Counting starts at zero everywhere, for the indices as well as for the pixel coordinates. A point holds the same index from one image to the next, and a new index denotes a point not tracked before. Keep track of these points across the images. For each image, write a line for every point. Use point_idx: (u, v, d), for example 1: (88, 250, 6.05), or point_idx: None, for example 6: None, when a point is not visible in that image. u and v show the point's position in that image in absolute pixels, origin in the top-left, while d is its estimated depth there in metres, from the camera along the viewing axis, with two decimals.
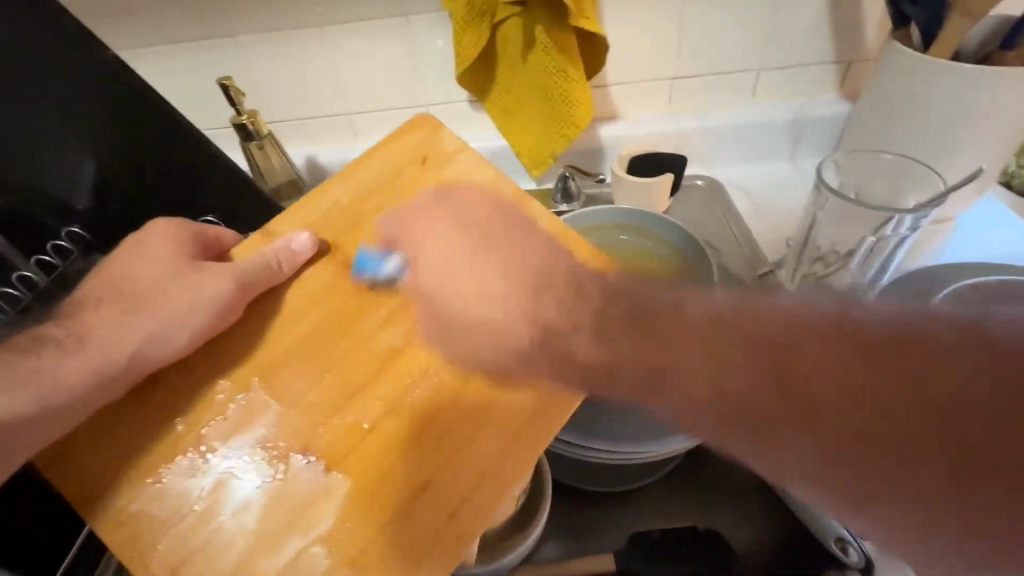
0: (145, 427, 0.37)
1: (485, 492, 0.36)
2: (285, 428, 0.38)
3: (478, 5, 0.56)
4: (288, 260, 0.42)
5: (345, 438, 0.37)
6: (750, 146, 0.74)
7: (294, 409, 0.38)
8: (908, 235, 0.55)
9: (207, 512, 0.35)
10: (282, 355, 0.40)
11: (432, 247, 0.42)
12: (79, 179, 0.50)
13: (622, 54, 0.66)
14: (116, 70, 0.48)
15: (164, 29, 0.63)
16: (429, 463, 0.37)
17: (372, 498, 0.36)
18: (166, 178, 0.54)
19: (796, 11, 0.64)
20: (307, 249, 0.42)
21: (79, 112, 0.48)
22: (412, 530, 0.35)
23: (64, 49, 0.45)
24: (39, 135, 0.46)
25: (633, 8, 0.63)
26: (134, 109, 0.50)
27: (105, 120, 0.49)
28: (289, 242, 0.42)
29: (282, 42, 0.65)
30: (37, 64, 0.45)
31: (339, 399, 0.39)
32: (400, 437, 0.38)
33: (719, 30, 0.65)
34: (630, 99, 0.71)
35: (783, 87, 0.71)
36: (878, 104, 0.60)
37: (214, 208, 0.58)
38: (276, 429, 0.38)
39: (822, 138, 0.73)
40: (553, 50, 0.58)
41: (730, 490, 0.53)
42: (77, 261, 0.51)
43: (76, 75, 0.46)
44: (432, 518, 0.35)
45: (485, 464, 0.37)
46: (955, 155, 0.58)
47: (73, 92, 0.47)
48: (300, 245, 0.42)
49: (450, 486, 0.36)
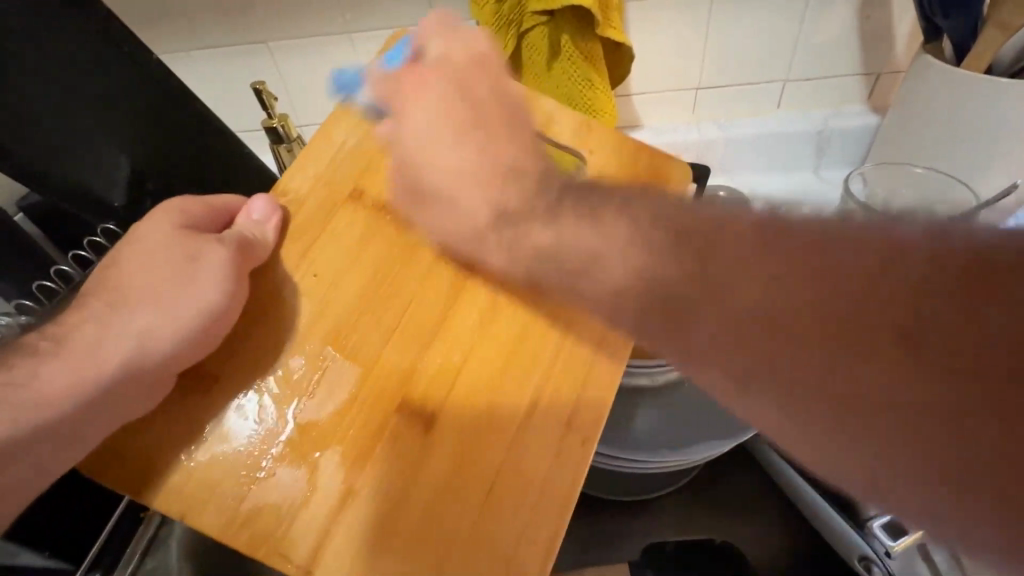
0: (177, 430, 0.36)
1: (529, 497, 0.36)
2: (299, 419, 0.36)
3: (506, 14, 0.57)
4: (258, 233, 0.39)
5: (360, 428, 0.36)
6: (774, 157, 0.73)
7: (309, 401, 0.37)
8: (939, 248, 0.54)
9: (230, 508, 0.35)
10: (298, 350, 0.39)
11: (440, 147, 0.37)
12: (114, 176, 0.52)
13: (647, 64, 0.67)
14: (120, 63, 0.49)
15: (200, 35, 0.66)
16: (487, 459, 0.36)
17: (425, 505, 0.35)
18: (187, 168, 0.56)
19: (823, 24, 0.64)
20: (268, 213, 0.40)
21: (80, 111, 0.48)
22: (475, 531, 0.35)
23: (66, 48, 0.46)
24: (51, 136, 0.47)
25: (659, 17, 0.63)
26: (142, 102, 0.51)
27: (115, 116, 0.50)
28: (250, 212, 0.40)
29: (313, 48, 0.67)
30: (35, 64, 0.45)
31: (351, 392, 0.37)
32: (455, 441, 0.37)
33: (743, 41, 0.65)
34: (653, 108, 0.71)
35: (807, 99, 0.71)
36: (900, 117, 0.60)
37: (244, 189, 0.61)
38: (293, 421, 0.36)
39: (847, 150, 0.73)
40: (579, 59, 0.58)
41: (747, 503, 0.52)
42: (107, 257, 0.52)
43: (75, 74, 0.47)
44: (468, 520, 0.35)
45: (537, 481, 0.36)
46: (985, 168, 0.57)
47: (72, 91, 0.47)
48: (265, 215, 0.40)
49: (496, 497, 0.36)
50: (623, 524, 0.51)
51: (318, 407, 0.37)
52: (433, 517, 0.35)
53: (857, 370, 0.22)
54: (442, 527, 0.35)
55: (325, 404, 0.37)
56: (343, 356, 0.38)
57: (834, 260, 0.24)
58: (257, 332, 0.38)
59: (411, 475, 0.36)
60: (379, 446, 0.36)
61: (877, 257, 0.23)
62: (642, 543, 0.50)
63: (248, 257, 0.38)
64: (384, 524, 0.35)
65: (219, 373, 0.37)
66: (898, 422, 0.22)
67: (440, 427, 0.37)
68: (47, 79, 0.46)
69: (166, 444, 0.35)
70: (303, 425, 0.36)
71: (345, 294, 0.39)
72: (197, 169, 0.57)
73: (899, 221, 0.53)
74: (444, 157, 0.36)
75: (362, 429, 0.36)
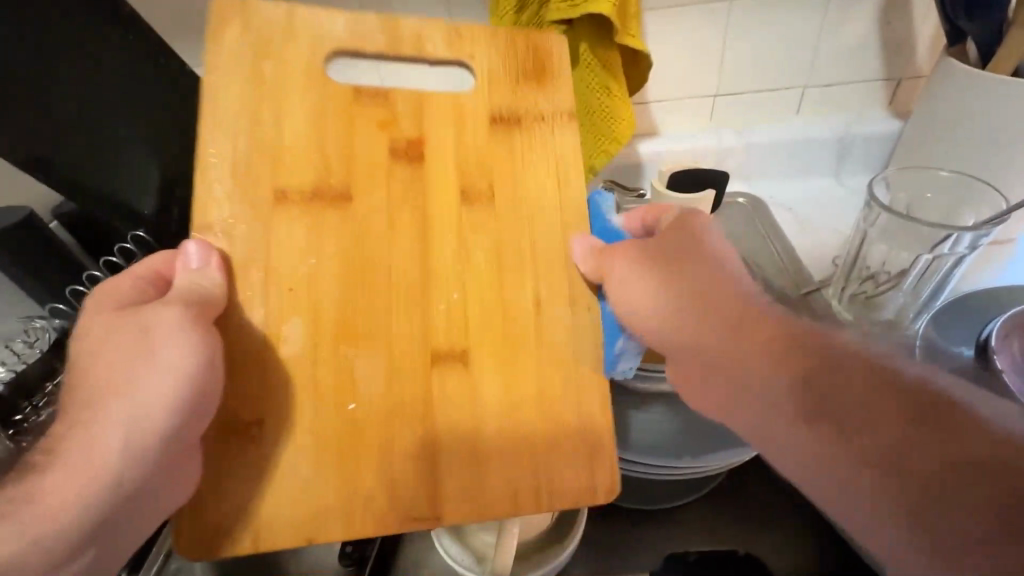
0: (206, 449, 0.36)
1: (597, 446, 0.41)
2: (338, 405, 0.38)
3: (525, 25, 0.59)
4: (204, 282, 0.36)
5: (394, 415, 0.38)
6: (794, 163, 0.73)
7: (332, 377, 0.38)
8: (966, 254, 0.53)
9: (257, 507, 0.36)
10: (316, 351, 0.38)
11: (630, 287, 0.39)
12: (144, 181, 0.54)
13: (664, 72, 0.67)
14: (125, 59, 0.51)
15: None
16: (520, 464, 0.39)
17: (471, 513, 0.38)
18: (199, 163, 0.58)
19: (843, 29, 0.64)
20: (205, 262, 0.36)
21: (97, 113, 0.50)
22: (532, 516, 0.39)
23: (75, 46, 0.48)
24: (76, 139, 0.49)
25: (675, 25, 0.63)
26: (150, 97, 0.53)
27: (129, 115, 0.51)
28: (187, 262, 0.36)
29: None
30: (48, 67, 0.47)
31: (373, 373, 0.38)
32: (493, 452, 0.39)
33: (762, 47, 0.65)
34: (670, 115, 0.71)
35: (827, 105, 0.70)
36: (926, 119, 0.59)
37: None
38: (320, 394, 0.38)
39: (869, 156, 0.72)
40: (598, 67, 0.59)
41: (771, 511, 0.51)
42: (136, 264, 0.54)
43: (86, 74, 0.49)
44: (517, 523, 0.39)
45: (580, 474, 0.39)
46: (1014, 171, 0.55)
47: (86, 92, 0.49)
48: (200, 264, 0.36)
49: (535, 438, 0.39)
50: (641, 532, 0.50)
51: (343, 412, 0.38)
52: (456, 483, 0.38)
53: (850, 455, 0.28)
54: (492, 481, 0.38)
55: (351, 377, 0.38)
56: (359, 337, 0.38)
57: (880, 361, 0.30)
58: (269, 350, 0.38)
59: (443, 454, 0.38)
60: (420, 406, 0.38)
61: (909, 384, 0.29)
62: (660, 550, 0.49)
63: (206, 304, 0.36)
64: (424, 487, 0.38)
65: (255, 411, 0.37)
66: (881, 491, 0.26)
67: (451, 388, 0.39)
68: (76, 90, 0.48)
69: (200, 464, 0.36)
70: (338, 412, 0.38)
71: (364, 283, 0.39)
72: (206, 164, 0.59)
73: (926, 225, 0.52)
74: (628, 289, 0.39)
75: (389, 418, 0.38)
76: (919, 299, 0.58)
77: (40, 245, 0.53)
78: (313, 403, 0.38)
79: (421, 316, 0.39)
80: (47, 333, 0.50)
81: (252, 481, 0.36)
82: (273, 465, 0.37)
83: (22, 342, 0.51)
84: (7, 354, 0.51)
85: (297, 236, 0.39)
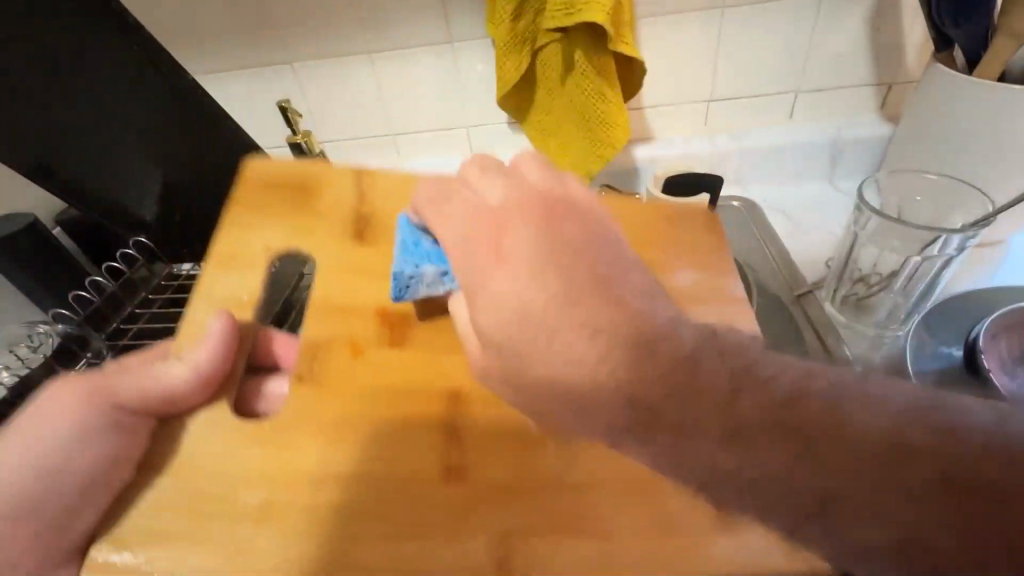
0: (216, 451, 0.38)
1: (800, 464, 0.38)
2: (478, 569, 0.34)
3: (521, 32, 0.60)
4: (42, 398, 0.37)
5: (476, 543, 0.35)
6: (789, 166, 0.74)
7: (443, 551, 0.35)
8: (956, 255, 0.53)
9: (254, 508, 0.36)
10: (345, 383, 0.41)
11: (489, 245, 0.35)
12: (151, 188, 0.59)
13: (658, 78, 0.68)
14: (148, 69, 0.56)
15: (232, 56, 0.68)
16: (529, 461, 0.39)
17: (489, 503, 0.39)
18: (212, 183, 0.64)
19: (833, 37, 0.65)
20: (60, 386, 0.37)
21: (117, 122, 0.54)
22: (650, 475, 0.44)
23: (89, 55, 0.52)
24: (94, 152, 0.53)
25: (669, 31, 0.65)
26: (166, 114, 0.58)
27: (141, 126, 0.56)
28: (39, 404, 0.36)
29: (334, 65, 0.69)
30: (67, 77, 0.50)
31: (500, 527, 0.35)
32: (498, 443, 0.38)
33: (755, 52, 0.66)
34: (664, 121, 0.72)
35: (819, 111, 0.72)
36: (917, 122, 0.60)
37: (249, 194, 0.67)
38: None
39: (861, 161, 0.73)
40: (591, 73, 0.60)
41: None
42: (138, 268, 0.59)
43: (99, 82, 0.53)
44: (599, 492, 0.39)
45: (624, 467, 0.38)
46: (1006, 174, 0.56)
47: (105, 100, 0.53)
48: (212, 332, 0.40)
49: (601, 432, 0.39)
50: None
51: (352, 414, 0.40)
52: (732, 507, 0.36)
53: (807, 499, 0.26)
54: None
55: (464, 537, 0.35)
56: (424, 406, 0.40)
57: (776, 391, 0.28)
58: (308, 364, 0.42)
59: (649, 514, 0.36)
60: (560, 503, 0.36)
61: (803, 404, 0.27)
62: None
63: (155, 404, 0.38)
64: (703, 519, 0.36)
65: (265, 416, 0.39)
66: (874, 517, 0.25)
67: (522, 499, 0.36)
68: (86, 104, 0.52)
69: (205, 470, 0.37)
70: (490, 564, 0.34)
71: (376, 443, 0.38)
72: (212, 176, 0.64)
73: (916, 227, 0.52)
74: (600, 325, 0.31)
75: (544, 533, 0.35)
76: (910, 299, 0.59)
77: (43, 248, 0.55)
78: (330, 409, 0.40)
79: (490, 447, 0.38)
80: (51, 338, 0.52)
81: (252, 483, 0.37)
82: (272, 471, 0.37)
83: (25, 348, 0.52)
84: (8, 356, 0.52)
85: (234, 483, 0.37)
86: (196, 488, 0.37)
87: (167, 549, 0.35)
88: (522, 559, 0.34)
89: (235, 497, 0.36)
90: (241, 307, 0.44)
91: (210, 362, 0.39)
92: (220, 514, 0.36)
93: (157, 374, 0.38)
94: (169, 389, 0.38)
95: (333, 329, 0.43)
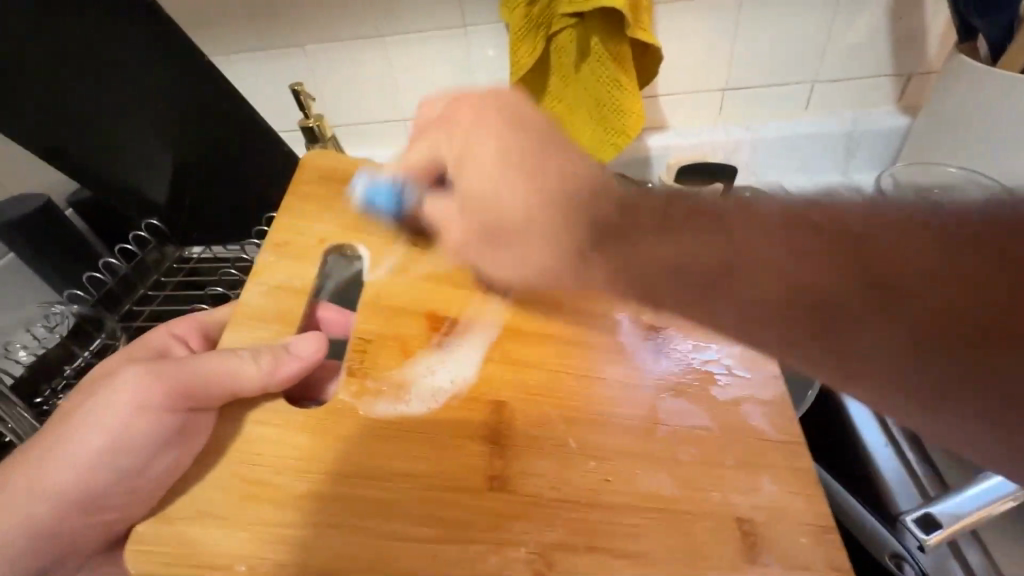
0: (232, 446, 0.37)
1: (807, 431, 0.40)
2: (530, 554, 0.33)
3: (536, 17, 0.59)
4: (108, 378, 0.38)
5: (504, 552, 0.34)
6: (800, 159, 0.73)
7: (488, 554, 0.34)
8: None
9: (272, 503, 0.35)
10: (389, 372, 0.42)
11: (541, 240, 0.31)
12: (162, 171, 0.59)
13: (672, 70, 0.68)
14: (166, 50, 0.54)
15: (245, 40, 0.68)
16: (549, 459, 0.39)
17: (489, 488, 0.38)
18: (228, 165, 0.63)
19: (852, 25, 0.64)
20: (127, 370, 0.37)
21: (129, 106, 0.54)
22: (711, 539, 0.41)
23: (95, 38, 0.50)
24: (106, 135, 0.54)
25: (684, 19, 0.64)
26: (181, 97, 0.57)
27: (154, 107, 0.56)
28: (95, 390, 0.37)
29: (348, 49, 0.68)
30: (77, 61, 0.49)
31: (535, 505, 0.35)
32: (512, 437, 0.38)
33: (773, 38, 0.65)
34: (678, 111, 0.72)
35: (836, 100, 0.70)
36: (939, 118, 0.60)
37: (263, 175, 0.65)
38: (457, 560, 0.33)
39: (876, 153, 0.72)
40: (608, 59, 0.59)
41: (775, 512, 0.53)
42: (151, 251, 0.61)
43: (112, 68, 0.52)
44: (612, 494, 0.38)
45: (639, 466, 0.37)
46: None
47: (119, 84, 0.53)
48: (303, 354, 0.40)
49: (619, 424, 0.39)
50: None
51: (398, 405, 0.40)
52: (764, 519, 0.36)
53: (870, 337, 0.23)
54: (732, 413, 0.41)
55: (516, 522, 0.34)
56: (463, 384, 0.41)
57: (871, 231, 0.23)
58: (361, 356, 0.42)
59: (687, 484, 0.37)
60: (591, 516, 0.36)
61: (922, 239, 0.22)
62: None
63: (219, 395, 0.37)
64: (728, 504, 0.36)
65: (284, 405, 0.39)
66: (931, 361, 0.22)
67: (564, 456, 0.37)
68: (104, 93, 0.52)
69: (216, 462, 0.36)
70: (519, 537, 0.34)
71: (396, 433, 0.38)
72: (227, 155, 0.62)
73: None
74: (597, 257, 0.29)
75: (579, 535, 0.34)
76: None
77: (55, 231, 0.55)
78: (382, 407, 0.40)
79: (533, 448, 0.38)
80: (66, 319, 0.52)
81: (268, 475, 0.36)
82: (286, 464, 0.36)
83: (42, 328, 0.52)
84: (26, 337, 0.53)
85: (257, 483, 0.36)
86: (242, 468, 0.36)
87: (210, 523, 0.34)
88: (567, 567, 0.34)
89: (275, 467, 0.36)
90: (281, 293, 0.45)
91: (289, 375, 0.40)
92: (257, 497, 0.35)
93: (228, 363, 0.38)
94: (239, 384, 0.38)
95: (382, 327, 0.44)
